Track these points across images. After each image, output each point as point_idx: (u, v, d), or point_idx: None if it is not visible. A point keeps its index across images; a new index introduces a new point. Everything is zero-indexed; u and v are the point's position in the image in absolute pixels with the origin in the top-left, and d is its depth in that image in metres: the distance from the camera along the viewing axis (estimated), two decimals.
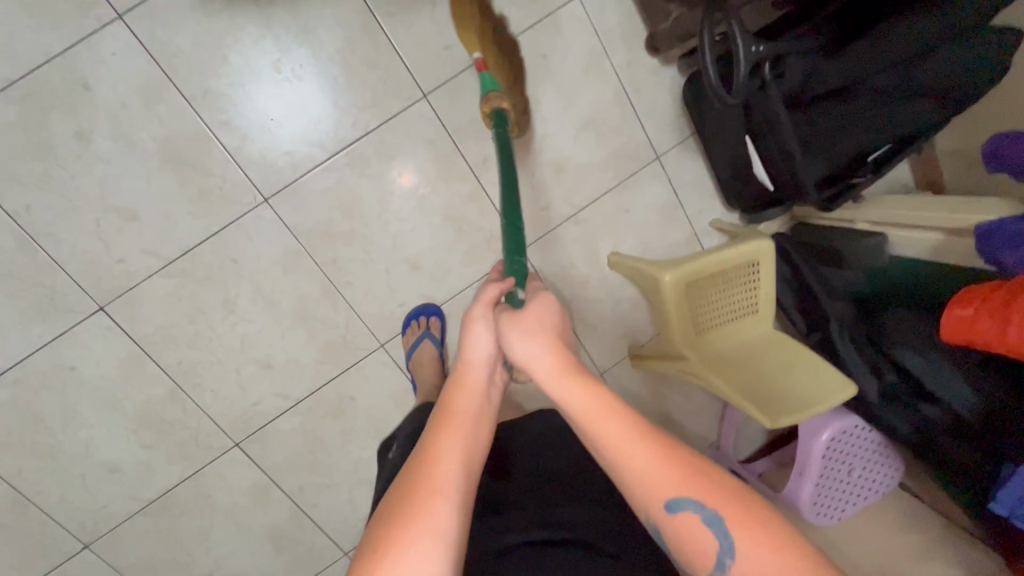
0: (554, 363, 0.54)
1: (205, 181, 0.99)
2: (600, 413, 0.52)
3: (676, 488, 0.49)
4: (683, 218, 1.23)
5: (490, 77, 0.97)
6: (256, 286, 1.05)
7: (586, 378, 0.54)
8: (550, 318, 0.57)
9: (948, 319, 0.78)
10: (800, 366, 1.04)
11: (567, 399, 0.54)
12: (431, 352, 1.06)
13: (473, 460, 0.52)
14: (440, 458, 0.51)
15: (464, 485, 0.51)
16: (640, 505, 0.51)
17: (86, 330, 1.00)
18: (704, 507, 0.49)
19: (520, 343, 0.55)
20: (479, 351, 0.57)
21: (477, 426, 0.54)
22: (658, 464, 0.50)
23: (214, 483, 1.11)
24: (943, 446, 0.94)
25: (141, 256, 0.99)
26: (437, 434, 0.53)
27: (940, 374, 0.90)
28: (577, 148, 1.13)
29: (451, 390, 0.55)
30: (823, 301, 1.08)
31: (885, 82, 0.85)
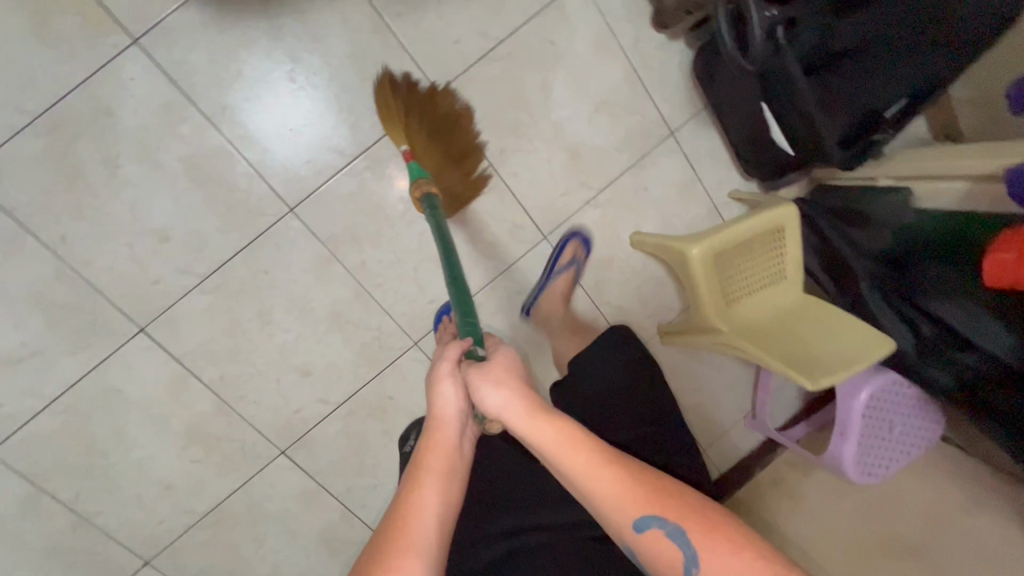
0: (516, 410, 0.64)
1: (231, 196, 1.00)
2: (565, 449, 0.63)
3: (642, 510, 0.59)
4: (702, 192, 1.23)
5: (416, 165, 0.94)
6: (290, 295, 1.06)
7: (547, 419, 0.64)
8: (513, 369, 0.68)
9: (991, 262, 0.79)
10: (831, 330, 1.04)
11: (537, 435, 0.64)
12: (566, 280, 1.12)
13: (443, 518, 0.62)
14: (414, 516, 0.61)
15: (435, 536, 0.61)
16: (615, 528, 0.62)
17: (130, 351, 1.02)
18: (666, 522, 0.59)
19: (486, 394, 0.65)
20: (448, 407, 0.68)
21: (447, 482, 0.64)
22: (624, 491, 0.61)
23: (264, 491, 1.14)
24: (982, 393, 0.92)
25: (177, 275, 1.01)
26: (410, 495, 0.63)
27: (976, 320, 0.90)
28: (591, 130, 1.14)
29: (425, 450, 0.66)
30: (851, 260, 1.08)
31: (899, 34, 0.86)
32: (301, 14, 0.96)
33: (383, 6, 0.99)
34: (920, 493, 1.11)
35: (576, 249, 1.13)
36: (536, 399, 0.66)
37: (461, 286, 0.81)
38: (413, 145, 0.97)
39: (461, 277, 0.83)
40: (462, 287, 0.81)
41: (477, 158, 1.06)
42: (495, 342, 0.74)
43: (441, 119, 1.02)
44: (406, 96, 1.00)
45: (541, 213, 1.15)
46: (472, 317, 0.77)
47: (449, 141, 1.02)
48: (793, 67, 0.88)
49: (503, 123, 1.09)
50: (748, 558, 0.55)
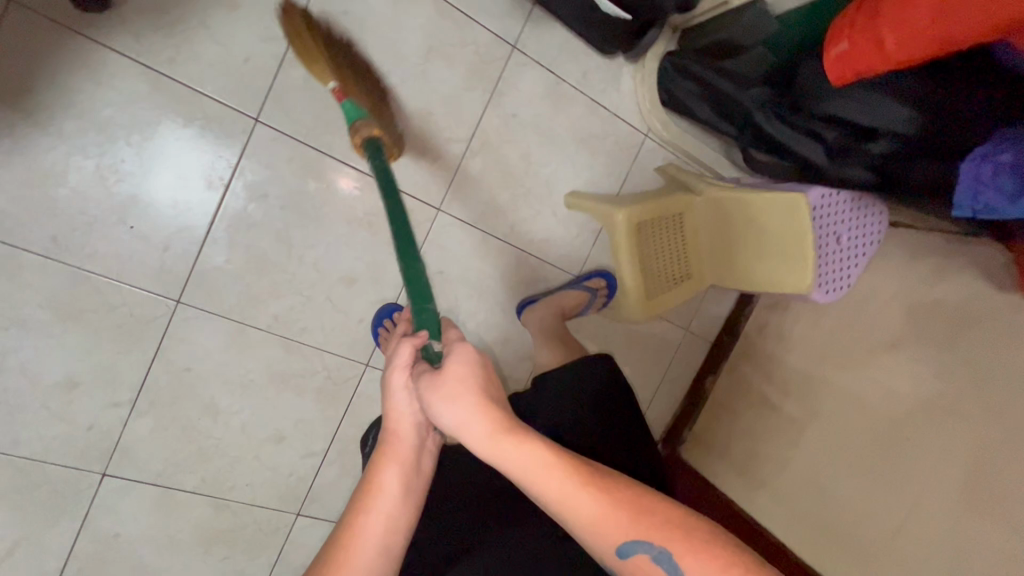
0: (481, 428, 0.62)
1: (115, 315, 0.96)
2: (537, 473, 0.59)
3: (625, 533, 0.55)
4: (572, 90, 1.16)
5: (352, 106, 0.87)
6: (224, 378, 1.04)
7: (509, 440, 0.61)
8: (475, 379, 0.64)
9: (830, 60, 0.76)
10: (758, 219, 1.11)
11: (504, 460, 0.61)
12: (571, 299, 1.16)
13: (390, 536, 0.63)
14: (359, 536, 0.62)
15: (380, 555, 0.62)
16: (597, 553, 0.57)
17: (104, 498, 1.01)
18: (654, 546, 0.55)
19: (443, 408, 0.63)
20: (402, 421, 0.67)
21: (397, 501, 0.65)
22: (605, 514, 0.57)
23: (301, 552, 1.17)
24: (905, 172, 0.86)
25: (107, 411, 0.99)
26: (360, 514, 0.64)
27: (876, 105, 0.84)
28: (432, 83, 1.05)
29: (376, 465, 0.66)
30: (737, 96, 1.02)
31: None
32: (75, 108, 0.88)
33: (152, 60, 0.90)
34: (888, 287, 1.09)
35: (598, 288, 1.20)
36: (501, 418, 0.62)
37: (412, 264, 0.73)
38: (342, 80, 0.89)
39: (414, 252, 0.75)
40: (416, 265, 0.73)
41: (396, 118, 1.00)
42: (452, 334, 0.70)
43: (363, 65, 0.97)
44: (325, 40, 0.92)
45: (423, 188, 1.09)
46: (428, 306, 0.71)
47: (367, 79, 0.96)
48: None
49: (338, 118, 1.01)
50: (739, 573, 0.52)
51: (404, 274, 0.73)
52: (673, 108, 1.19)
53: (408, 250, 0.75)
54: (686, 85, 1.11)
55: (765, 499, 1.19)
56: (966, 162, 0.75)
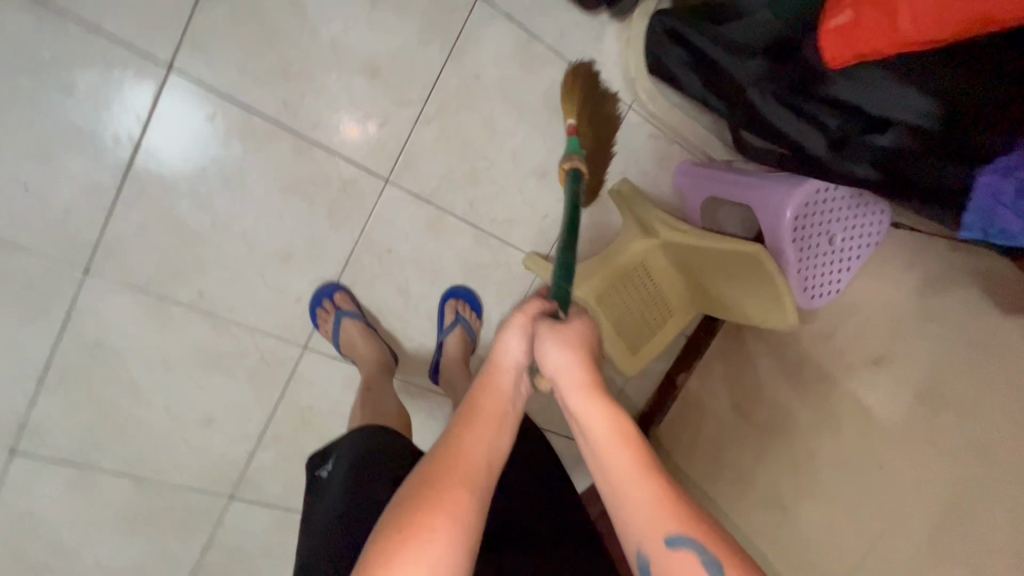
0: (581, 378, 0.54)
1: (14, 283, 0.87)
2: (614, 442, 0.51)
3: (680, 527, 0.47)
4: (546, 51, 1.01)
5: (576, 141, 0.97)
6: (144, 356, 0.96)
7: (606, 403, 0.53)
8: (590, 340, 0.58)
9: (828, 35, 0.73)
10: (723, 266, 0.91)
11: (587, 423, 0.53)
12: (459, 338, 1.05)
13: (497, 459, 0.52)
14: (463, 453, 0.50)
15: (486, 476, 0.50)
16: (636, 543, 0.48)
17: (15, 476, 0.95)
18: (705, 550, 0.46)
19: (555, 353, 0.56)
20: (509, 356, 0.57)
21: (501, 428, 0.54)
22: (668, 507, 0.48)
23: (235, 537, 1.11)
24: (912, 171, 0.74)
25: (13, 386, 0.91)
26: (460, 433, 0.52)
27: (884, 90, 0.73)
28: (380, 33, 0.92)
29: (480, 388, 0.55)
30: (730, 67, 0.89)
31: None
32: None
33: None
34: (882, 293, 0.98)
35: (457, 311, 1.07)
36: (599, 376, 0.55)
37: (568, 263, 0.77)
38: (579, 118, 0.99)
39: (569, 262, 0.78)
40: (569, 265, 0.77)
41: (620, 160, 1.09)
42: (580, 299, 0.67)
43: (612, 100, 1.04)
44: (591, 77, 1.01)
45: (369, 157, 0.97)
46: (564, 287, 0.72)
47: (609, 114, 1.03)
48: None
49: (268, 70, 0.88)
50: None
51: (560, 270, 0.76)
52: (658, 74, 1.03)
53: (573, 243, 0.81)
54: (675, 51, 0.97)
55: (727, 509, 1.11)
56: (984, 173, 0.69)
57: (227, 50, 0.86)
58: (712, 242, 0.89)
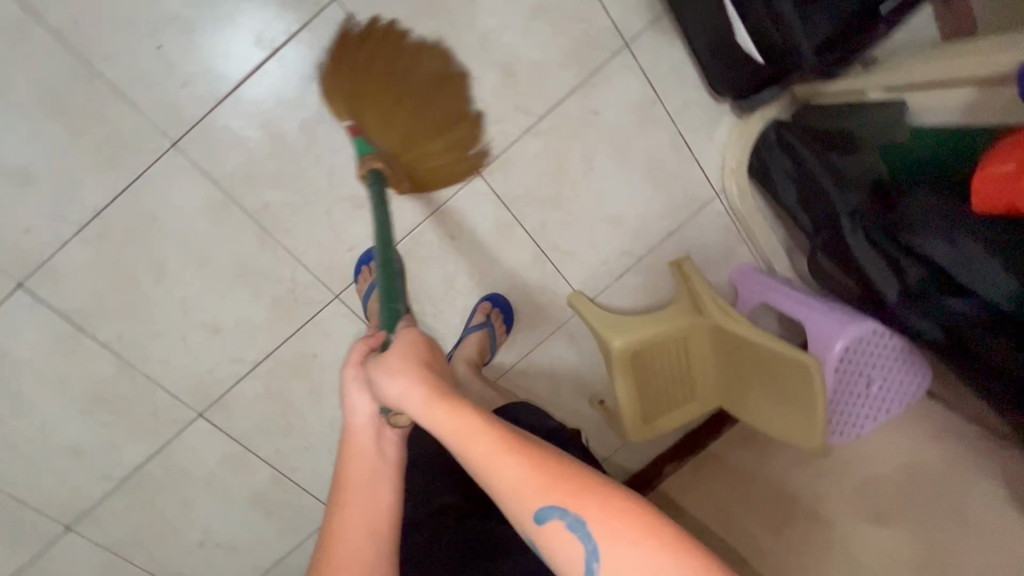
0: (416, 395, 0.53)
1: (103, 130, 0.87)
2: (459, 440, 0.50)
3: (542, 497, 0.46)
4: (664, 116, 1.05)
5: (362, 141, 0.87)
6: (185, 245, 0.95)
7: (444, 406, 0.51)
8: (413, 350, 0.57)
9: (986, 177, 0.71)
10: (763, 371, 0.91)
11: (438, 428, 0.52)
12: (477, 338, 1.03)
13: (371, 526, 0.59)
14: (340, 533, 0.59)
15: (364, 547, 0.58)
16: (516, 520, 0.48)
17: (11, 311, 0.92)
18: (568, 511, 0.45)
19: (386, 386, 0.56)
20: (359, 418, 0.61)
21: (370, 495, 0.60)
22: (525, 479, 0.47)
23: (186, 455, 1.07)
24: (973, 341, 0.78)
25: (51, 224, 0.89)
26: (336, 516, 0.60)
27: (974, 261, 0.74)
28: (528, 42, 0.96)
29: (344, 462, 0.61)
30: (832, 194, 0.93)
31: None
32: None
33: None
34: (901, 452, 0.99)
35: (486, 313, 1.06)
36: (440, 383, 0.54)
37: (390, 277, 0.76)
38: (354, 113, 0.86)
39: (394, 268, 0.77)
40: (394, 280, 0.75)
41: (472, 121, 0.91)
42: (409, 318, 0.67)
43: (408, 71, 0.84)
44: (370, 48, 0.83)
45: None
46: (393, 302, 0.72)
47: (407, 92, 0.84)
48: None
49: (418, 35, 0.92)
50: (659, 563, 0.42)
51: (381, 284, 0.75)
52: (758, 177, 1.07)
53: (387, 265, 0.77)
54: (785, 163, 1.01)
55: None
56: None
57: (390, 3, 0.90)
58: (764, 337, 0.89)
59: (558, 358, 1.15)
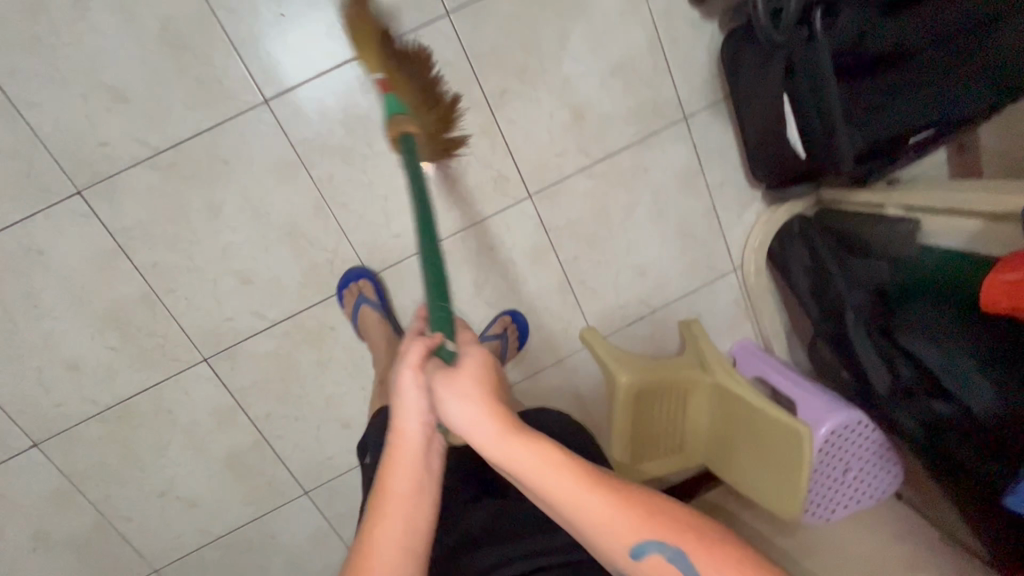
0: (490, 425, 0.51)
1: (205, 71, 0.93)
2: (546, 475, 0.50)
3: (639, 533, 0.48)
4: (704, 188, 1.16)
5: (394, 100, 0.83)
6: (245, 194, 0.99)
7: (524, 440, 0.51)
8: (484, 372, 0.54)
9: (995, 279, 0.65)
10: (762, 439, 0.96)
11: (515, 464, 0.51)
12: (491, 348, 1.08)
13: (412, 538, 0.53)
14: (378, 548, 0.52)
15: (404, 567, 0.51)
16: (608, 556, 0.50)
17: (60, 214, 0.94)
18: (667, 545, 0.48)
19: (453, 407, 0.52)
20: (409, 427, 0.55)
21: (411, 516, 0.53)
22: (620, 518, 0.49)
23: (177, 397, 1.06)
24: (946, 442, 0.87)
25: (128, 143, 0.93)
26: (370, 532, 0.53)
27: (960, 373, 0.83)
28: (602, 94, 1.06)
29: (385, 469, 0.54)
30: (841, 288, 1.02)
31: (939, 46, 0.79)
32: None
33: None
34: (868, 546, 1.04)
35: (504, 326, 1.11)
36: (511, 414, 0.52)
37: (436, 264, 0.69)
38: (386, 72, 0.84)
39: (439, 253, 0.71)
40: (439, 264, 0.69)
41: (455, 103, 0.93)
42: (467, 334, 0.60)
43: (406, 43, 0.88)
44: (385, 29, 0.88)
45: (531, 170, 1.08)
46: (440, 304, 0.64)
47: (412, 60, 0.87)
48: (823, 60, 0.83)
49: (509, 62, 1.02)
50: None
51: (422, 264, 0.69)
52: (775, 261, 1.17)
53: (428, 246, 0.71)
54: (802, 252, 1.11)
55: None
56: None
57: (493, 30, 1.00)
58: (760, 404, 0.95)
59: (559, 387, 1.20)
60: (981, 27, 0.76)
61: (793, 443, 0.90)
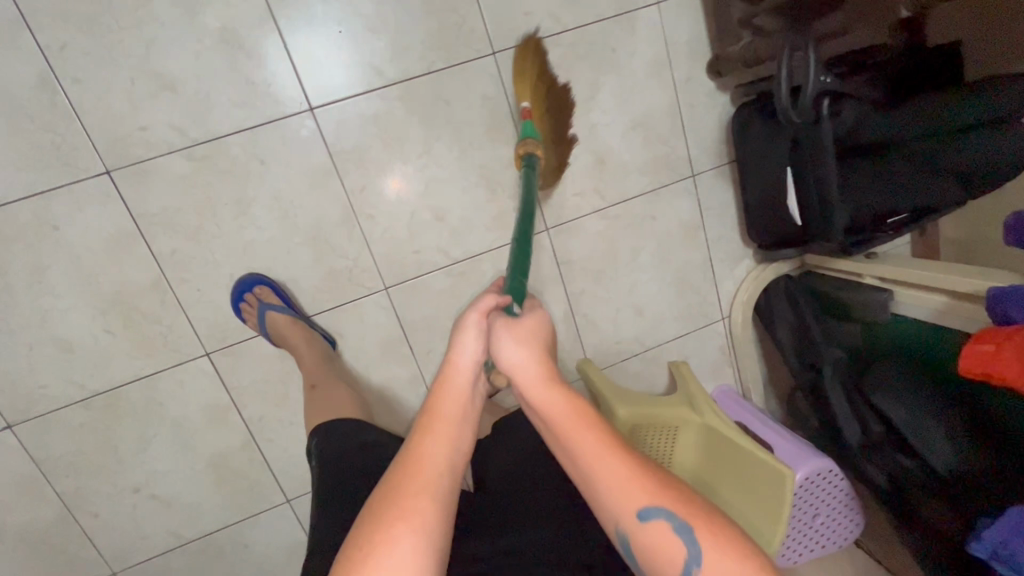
0: (535, 371, 0.64)
1: (257, 74, 0.96)
2: (580, 428, 0.61)
3: (652, 500, 0.58)
4: (703, 241, 1.25)
5: (529, 126, 1.00)
6: (276, 195, 1.00)
7: (562, 393, 0.63)
8: (540, 331, 0.67)
9: (968, 350, 0.74)
10: (744, 472, 1.03)
11: (554, 412, 0.62)
12: None
13: (451, 460, 0.60)
14: (422, 459, 0.59)
15: (444, 484, 0.58)
16: (620, 520, 0.59)
17: (83, 192, 0.93)
18: (676, 517, 0.57)
19: (510, 350, 0.64)
20: (464, 359, 0.64)
21: (456, 436, 0.61)
22: (634, 481, 0.59)
23: (171, 390, 1.04)
24: (911, 496, 0.98)
25: (166, 130, 0.94)
26: (418, 444, 0.60)
27: (924, 432, 0.94)
28: (623, 144, 1.15)
29: (436, 394, 0.63)
30: (820, 345, 1.12)
31: (917, 148, 0.92)
32: None
33: None
34: None
35: None
36: (554, 371, 0.65)
37: (524, 250, 0.82)
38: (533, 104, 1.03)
39: (529, 239, 0.85)
40: (526, 248, 0.83)
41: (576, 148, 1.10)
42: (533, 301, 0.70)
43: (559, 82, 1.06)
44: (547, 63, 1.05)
45: (550, 206, 1.14)
46: (518, 277, 0.76)
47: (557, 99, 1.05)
48: (826, 143, 0.93)
49: None
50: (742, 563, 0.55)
51: (514, 248, 0.82)
52: (761, 315, 1.26)
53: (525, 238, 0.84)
54: (786, 309, 1.21)
55: None
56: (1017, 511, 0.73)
57: None
58: (751, 444, 1.02)
59: None
60: (950, 141, 0.88)
61: (779, 481, 0.97)
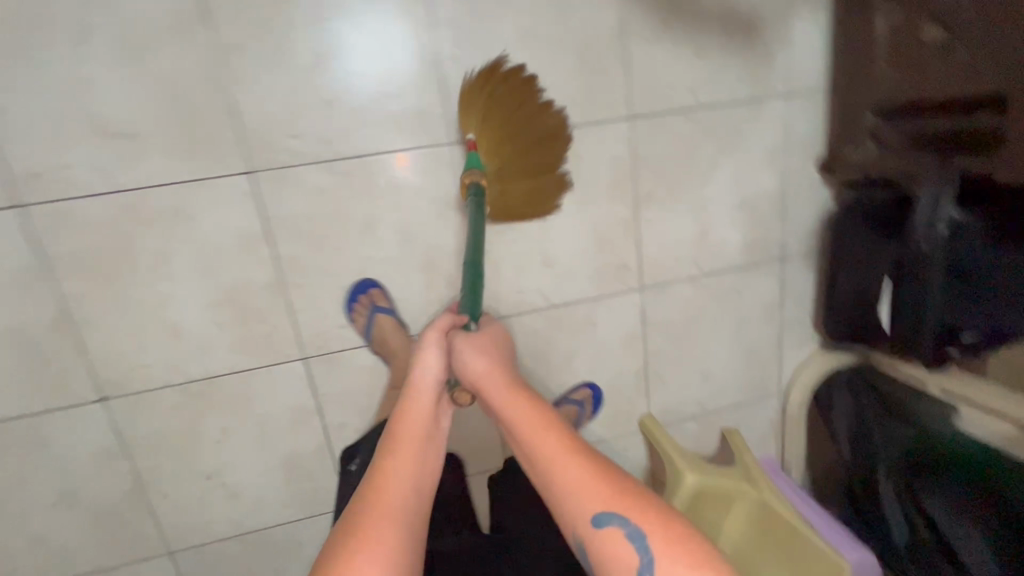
0: (492, 379, 0.83)
1: (410, 102, 0.97)
2: (533, 434, 0.78)
3: (604, 507, 0.71)
4: (778, 321, 1.30)
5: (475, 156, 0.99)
6: (402, 218, 1.02)
7: (519, 400, 0.81)
8: (490, 343, 0.87)
9: None
10: (798, 560, 1.09)
11: (515, 421, 0.79)
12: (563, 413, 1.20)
13: (417, 473, 0.76)
14: (391, 470, 0.75)
15: (408, 493, 0.74)
16: (579, 522, 0.72)
17: (224, 187, 0.94)
18: (626, 523, 0.70)
19: (467, 360, 0.84)
20: (428, 378, 0.83)
21: (420, 448, 0.78)
22: (586, 484, 0.73)
23: (263, 387, 1.05)
24: None
25: (314, 141, 0.95)
26: (390, 459, 0.76)
27: (970, 544, 1.01)
28: (727, 220, 1.19)
29: (407, 412, 0.81)
30: (879, 444, 1.17)
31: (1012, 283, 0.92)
32: None
33: (632, 24, 1.02)
34: None
35: (583, 395, 1.22)
36: (508, 381, 0.83)
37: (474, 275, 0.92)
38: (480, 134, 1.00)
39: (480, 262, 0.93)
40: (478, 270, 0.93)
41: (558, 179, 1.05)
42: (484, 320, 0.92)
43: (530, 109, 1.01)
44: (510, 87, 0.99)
45: (649, 267, 1.18)
46: (475, 294, 0.91)
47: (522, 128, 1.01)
48: (933, 264, 0.97)
49: (666, 173, 1.12)
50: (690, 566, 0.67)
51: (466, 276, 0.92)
52: (819, 399, 1.32)
53: (475, 255, 0.93)
54: (846, 399, 1.26)
55: None
56: None
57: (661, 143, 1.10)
58: (810, 531, 1.09)
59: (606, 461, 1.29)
60: None
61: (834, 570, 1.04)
